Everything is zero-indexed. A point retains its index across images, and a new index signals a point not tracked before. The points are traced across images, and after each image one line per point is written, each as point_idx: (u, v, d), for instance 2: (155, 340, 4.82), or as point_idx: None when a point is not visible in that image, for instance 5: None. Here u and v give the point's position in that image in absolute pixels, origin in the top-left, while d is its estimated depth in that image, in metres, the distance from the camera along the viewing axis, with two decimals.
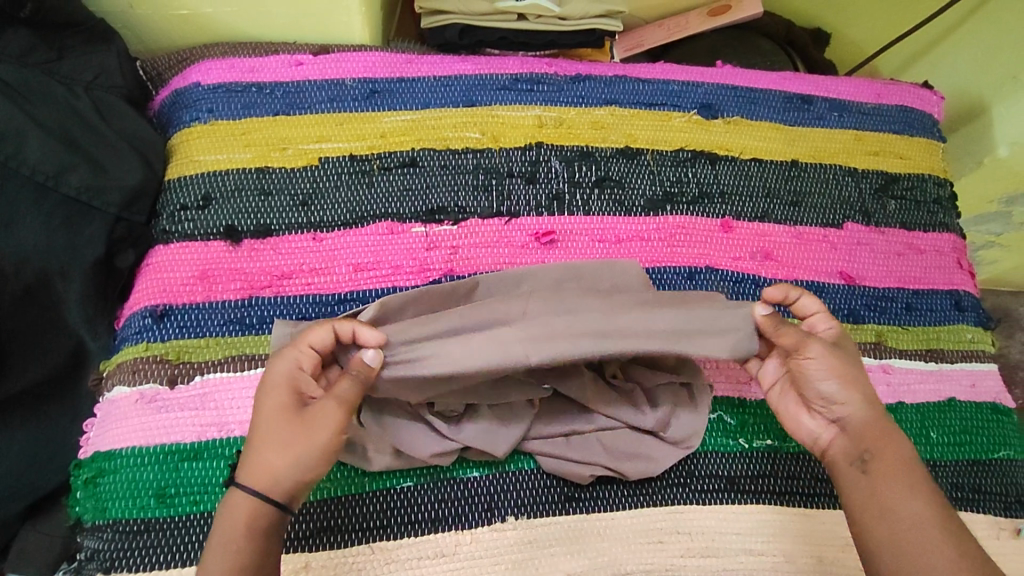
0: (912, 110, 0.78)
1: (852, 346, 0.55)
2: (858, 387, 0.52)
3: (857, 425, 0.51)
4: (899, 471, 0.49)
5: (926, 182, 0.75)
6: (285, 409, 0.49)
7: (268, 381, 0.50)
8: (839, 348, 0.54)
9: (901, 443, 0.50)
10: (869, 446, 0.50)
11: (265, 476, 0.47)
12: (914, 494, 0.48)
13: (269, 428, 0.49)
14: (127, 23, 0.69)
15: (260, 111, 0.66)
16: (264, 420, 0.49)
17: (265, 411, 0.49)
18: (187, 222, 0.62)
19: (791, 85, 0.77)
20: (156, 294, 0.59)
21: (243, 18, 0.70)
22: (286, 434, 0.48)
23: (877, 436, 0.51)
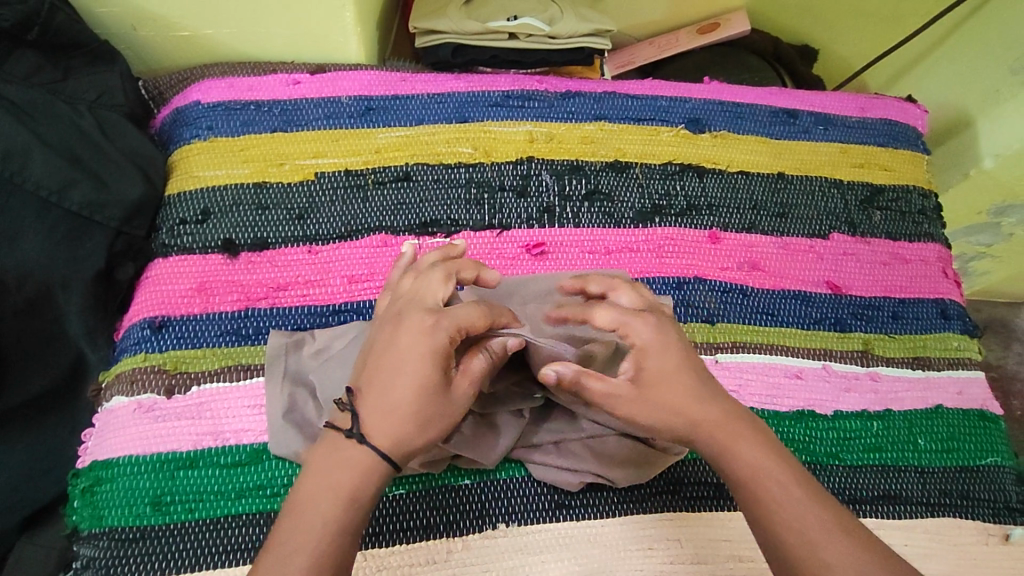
0: (895, 123, 0.80)
1: (663, 348, 0.50)
2: (693, 402, 0.49)
3: (709, 438, 0.49)
4: (758, 475, 0.47)
5: (911, 193, 0.76)
6: (434, 385, 0.47)
7: (410, 349, 0.47)
8: (645, 366, 0.49)
9: (760, 449, 0.48)
10: (729, 459, 0.48)
11: (401, 448, 0.46)
12: (780, 500, 0.46)
13: (413, 402, 0.46)
14: (130, 44, 0.71)
15: (259, 128, 0.68)
16: (402, 386, 0.46)
17: (405, 380, 0.46)
18: (186, 235, 0.64)
19: (776, 100, 0.79)
20: (155, 306, 0.61)
21: (242, 39, 0.72)
22: (430, 407, 0.46)
23: (731, 445, 0.48)
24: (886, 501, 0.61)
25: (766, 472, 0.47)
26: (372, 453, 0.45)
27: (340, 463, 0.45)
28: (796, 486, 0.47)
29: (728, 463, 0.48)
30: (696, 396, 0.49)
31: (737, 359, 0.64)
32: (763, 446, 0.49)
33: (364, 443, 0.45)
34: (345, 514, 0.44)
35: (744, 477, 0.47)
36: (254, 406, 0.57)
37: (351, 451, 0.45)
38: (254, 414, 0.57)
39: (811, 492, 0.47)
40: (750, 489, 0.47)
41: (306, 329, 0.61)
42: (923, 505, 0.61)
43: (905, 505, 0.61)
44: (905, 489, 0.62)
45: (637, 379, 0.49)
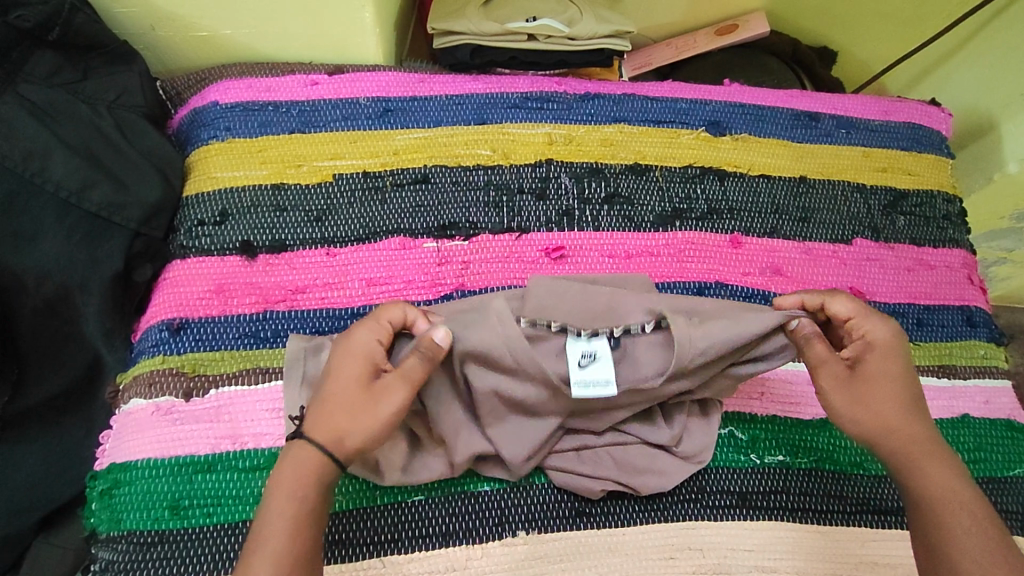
0: (919, 127, 0.78)
1: (899, 358, 0.52)
2: (900, 411, 0.50)
3: (897, 453, 0.50)
4: (945, 500, 0.47)
5: (935, 198, 0.75)
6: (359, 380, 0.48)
7: (348, 350, 0.50)
8: (865, 367, 0.52)
9: (957, 475, 0.48)
10: (914, 476, 0.49)
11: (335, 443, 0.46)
12: (971, 529, 0.46)
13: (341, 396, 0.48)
14: (147, 44, 0.71)
15: (276, 129, 0.68)
16: (338, 385, 0.48)
17: (341, 377, 0.48)
18: (203, 237, 0.63)
19: (798, 103, 0.78)
20: (172, 308, 0.60)
21: (259, 39, 0.72)
22: (364, 400, 0.48)
23: (918, 467, 0.49)
24: None
25: (957, 495, 0.47)
26: (316, 450, 0.46)
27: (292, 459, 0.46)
28: (987, 518, 0.46)
29: (916, 479, 0.48)
30: (906, 407, 0.50)
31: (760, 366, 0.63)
32: (955, 473, 0.48)
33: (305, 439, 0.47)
34: (295, 504, 0.44)
35: (925, 496, 0.48)
36: (272, 409, 0.57)
37: (297, 449, 0.46)
38: (273, 418, 0.57)
39: (997, 531, 0.46)
40: (935, 509, 0.47)
41: (324, 332, 0.60)
42: None
43: None
44: None
45: (851, 375, 0.52)
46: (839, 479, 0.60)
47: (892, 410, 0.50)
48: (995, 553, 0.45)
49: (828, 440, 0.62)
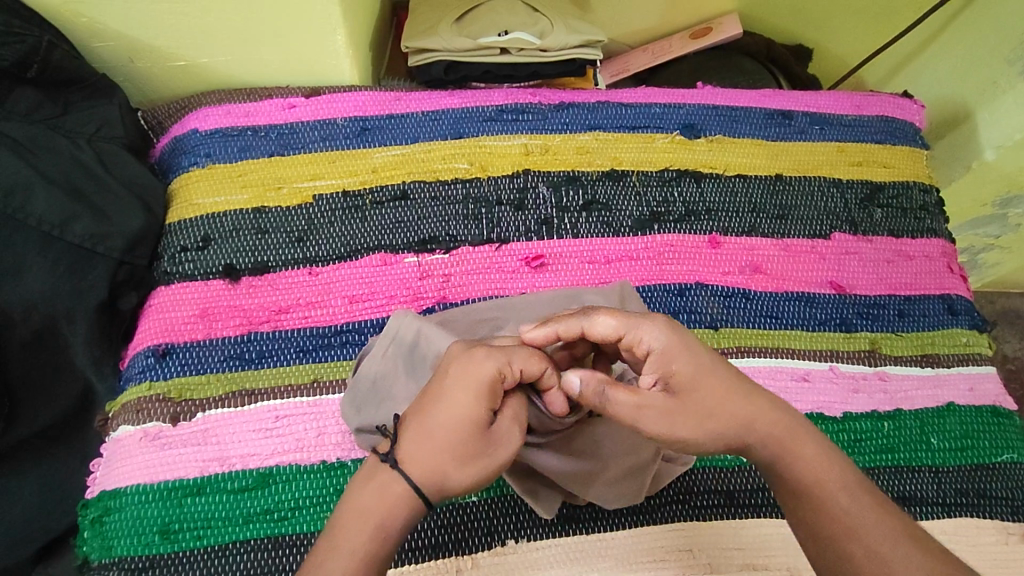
0: (892, 119, 0.79)
1: (688, 347, 0.48)
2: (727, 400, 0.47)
3: (764, 444, 0.47)
4: (817, 481, 0.46)
5: (912, 189, 0.76)
6: (480, 420, 0.44)
7: (464, 377, 0.45)
8: (671, 375, 0.47)
9: (823, 447, 0.47)
10: (786, 469, 0.46)
11: (432, 471, 0.43)
12: (850, 509, 0.44)
13: (447, 429, 0.44)
14: (127, 76, 0.72)
15: (255, 153, 0.69)
16: (444, 414, 0.44)
17: (460, 399, 0.44)
18: (187, 263, 0.64)
19: (771, 102, 0.79)
20: (157, 334, 0.61)
21: (236, 66, 0.73)
22: (466, 440, 0.44)
23: (787, 450, 0.47)
24: (901, 503, 0.60)
25: (830, 476, 0.46)
26: (406, 483, 0.43)
27: (378, 486, 0.44)
28: (863, 489, 0.46)
29: (789, 472, 0.46)
30: (739, 397, 0.47)
31: (743, 364, 0.64)
32: (825, 447, 0.47)
33: (396, 473, 0.44)
34: (374, 542, 0.42)
35: (799, 491, 0.46)
36: (259, 430, 0.57)
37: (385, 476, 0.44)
38: (260, 439, 0.57)
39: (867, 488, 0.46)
40: (816, 492, 0.45)
41: (309, 351, 0.61)
42: (939, 505, 0.60)
43: (919, 506, 0.60)
44: (918, 489, 0.61)
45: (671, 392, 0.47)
46: None
47: (727, 407, 0.47)
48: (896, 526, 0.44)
49: None
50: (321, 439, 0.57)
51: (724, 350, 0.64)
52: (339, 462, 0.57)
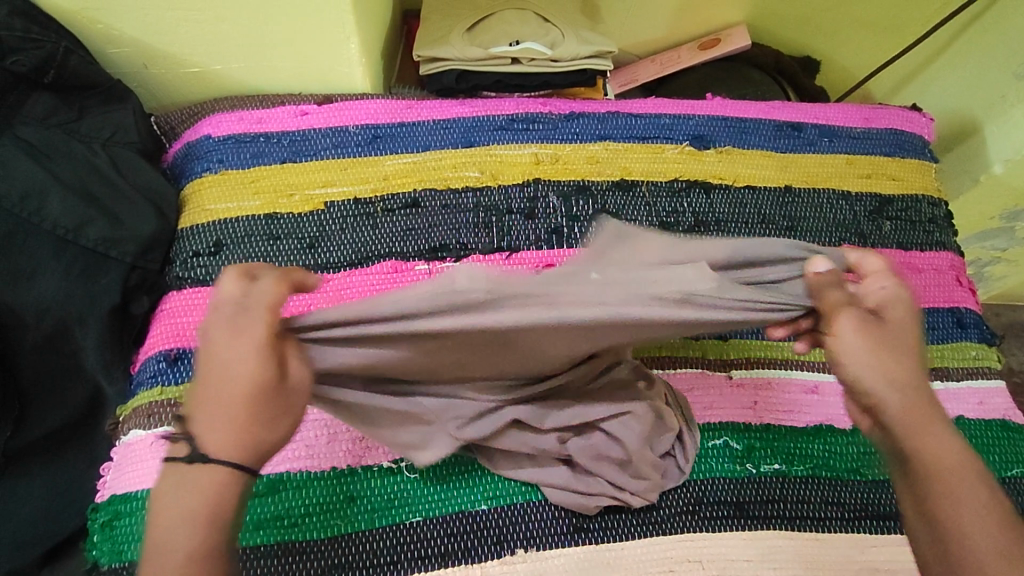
0: (902, 132, 0.79)
1: (911, 306, 0.48)
2: (897, 361, 0.46)
3: (900, 417, 0.45)
4: (954, 469, 0.44)
5: (921, 202, 0.76)
6: (266, 381, 0.42)
7: (235, 344, 0.42)
8: (888, 315, 0.47)
9: (950, 434, 0.45)
10: (911, 446, 0.45)
11: (231, 446, 0.41)
12: (965, 499, 0.43)
13: (237, 399, 0.41)
14: (141, 83, 0.73)
15: (268, 160, 0.69)
16: (224, 388, 0.42)
17: (236, 370, 0.42)
18: (199, 268, 0.64)
19: (781, 114, 0.79)
20: (168, 339, 0.61)
21: (250, 74, 0.73)
22: (264, 405, 0.42)
23: (922, 432, 0.45)
24: None
25: (950, 462, 0.44)
26: (224, 469, 0.41)
27: (180, 484, 0.41)
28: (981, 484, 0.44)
29: (912, 451, 0.45)
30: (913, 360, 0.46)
31: (753, 375, 0.64)
32: (953, 438, 0.45)
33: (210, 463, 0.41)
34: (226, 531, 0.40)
35: (923, 467, 0.44)
36: None
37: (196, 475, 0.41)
38: None
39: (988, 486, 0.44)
40: (936, 479, 0.44)
41: None
42: None
43: None
44: None
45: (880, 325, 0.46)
46: (836, 486, 0.60)
47: (899, 362, 0.46)
48: (1002, 526, 0.42)
49: (823, 448, 0.62)
50: (332, 446, 0.57)
51: (733, 361, 0.65)
52: (348, 469, 0.57)
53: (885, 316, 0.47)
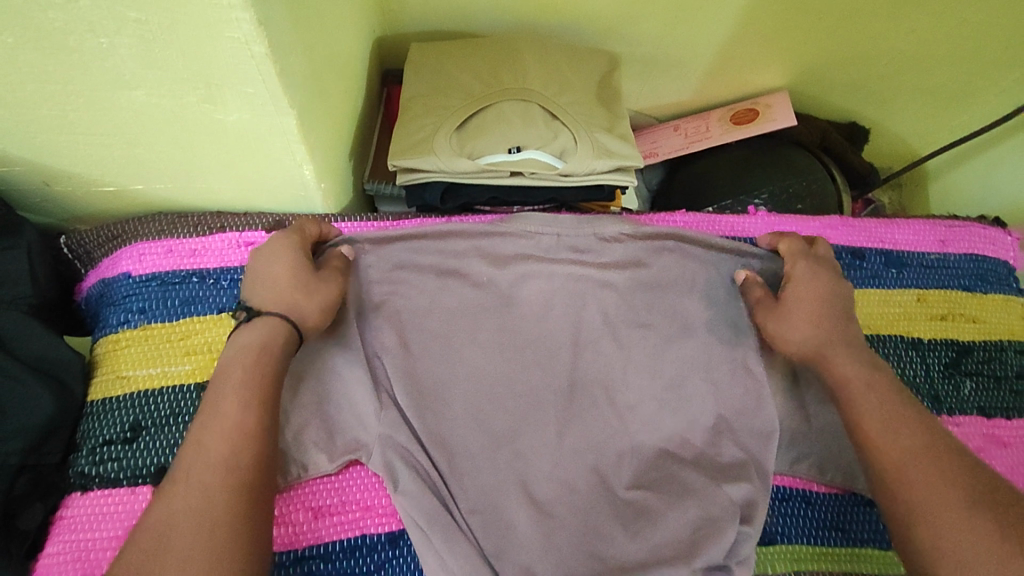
0: (982, 259, 0.66)
1: (827, 276, 0.55)
2: (829, 324, 0.53)
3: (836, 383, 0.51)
4: (908, 461, 0.44)
5: (1005, 352, 0.62)
6: (292, 262, 0.50)
7: (273, 245, 0.51)
8: (795, 292, 0.55)
9: (914, 425, 0.46)
10: (854, 416, 0.48)
11: (278, 300, 0.48)
12: (930, 479, 0.43)
13: (276, 277, 0.49)
14: (45, 198, 0.58)
15: (202, 309, 0.56)
16: (269, 265, 0.50)
17: (269, 260, 0.50)
18: (109, 461, 0.51)
19: (838, 236, 0.65)
20: (68, 567, 0.48)
21: (179, 192, 0.58)
22: (292, 279, 0.49)
23: (855, 398, 0.49)
24: None
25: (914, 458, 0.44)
26: (270, 320, 0.47)
27: (241, 335, 0.47)
28: (959, 483, 0.42)
29: (871, 449, 0.46)
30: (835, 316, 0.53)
31: None
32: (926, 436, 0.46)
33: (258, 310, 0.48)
34: (243, 402, 0.43)
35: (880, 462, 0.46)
36: None
37: (252, 326, 0.47)
38: None
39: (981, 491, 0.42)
40: (903, 484, 0.44)
41: None
42: None
43: None
44: None
45: (777, 307, 0.55)
46: None
47: (823, 321, 0.53)
48: (991, 536, 0.39)
49: None
50: None
51: None
52: None
53: (787, 291, 0.55)
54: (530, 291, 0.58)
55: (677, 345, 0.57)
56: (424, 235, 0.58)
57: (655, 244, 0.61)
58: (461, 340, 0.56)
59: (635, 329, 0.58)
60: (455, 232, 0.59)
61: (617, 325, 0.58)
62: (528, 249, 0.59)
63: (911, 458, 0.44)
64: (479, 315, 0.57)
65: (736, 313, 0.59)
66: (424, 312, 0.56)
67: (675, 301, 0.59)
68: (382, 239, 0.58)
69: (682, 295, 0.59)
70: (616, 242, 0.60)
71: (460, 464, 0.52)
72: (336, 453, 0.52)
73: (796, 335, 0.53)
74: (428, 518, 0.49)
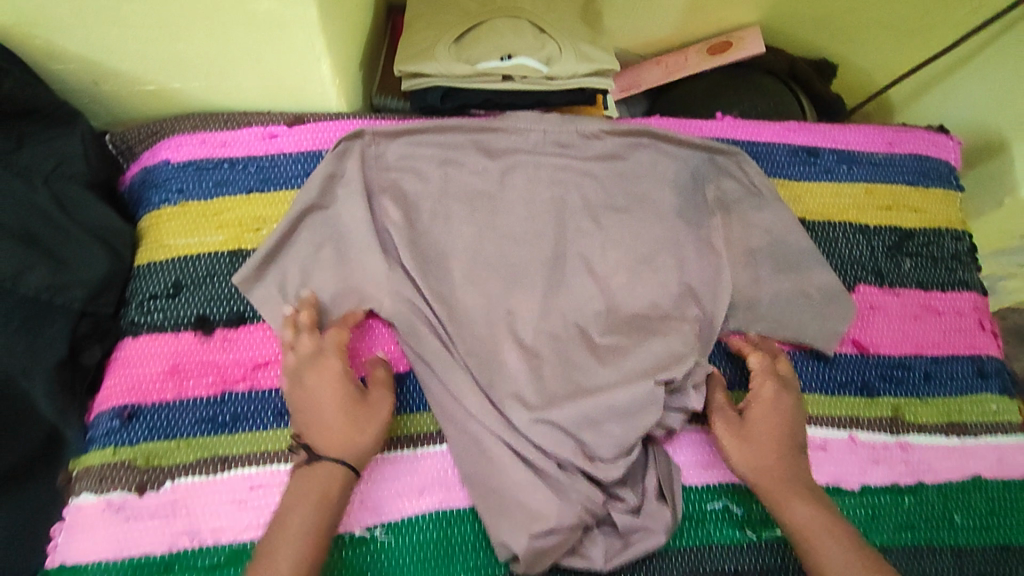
0: (927, 158, 0.73)
1: (789, 416, 0.58)
2: (777, 457, 0.56)
3: (768, 490, 0.55)
4: (816, 530, 0.51)
5: (943, 237, 0.70)
6: (346, 403, 0.54)
7: (319, 394, 0.54)
8: (753, 423, 0.57)
9: (817, 509, 0.53)
10: (785, 513, 0.53)
11: (338, 447, 0.52)
12: (832, 554, 0.50)
13: (333, 425, 0.53)
14: (90, 98, 0.66)
15: (233, 189, 0.64)
16: (327, 415, 0.53)
17: (321, 388, 0.54)
18: (156, 312, 0.59)
19: (797, 137, 0.72)
20: (124, 393, 0.56)
21: (210, 91, 0.66)
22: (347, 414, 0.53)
23: (784, 496, 0.54)
24: None
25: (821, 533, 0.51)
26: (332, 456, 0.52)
27: (305, 473, 0.51)
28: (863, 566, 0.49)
29: (780, 512, 0.54)
30: (784, 452, 0.56)
31: None
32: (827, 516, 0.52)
33: (324, 460, 0.52)
34: (314, 513, 0.49)
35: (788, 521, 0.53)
36: (233, 502, 0.54)
37: (317, 462, 0.52)
38: (234, 512, 0.54)
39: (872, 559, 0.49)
40: (805, 536, 0.51)
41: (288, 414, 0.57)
42: None
43: None
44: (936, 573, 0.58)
45: (737, 422, 0.58)
46: None
47: (778, 458, 0.56)
48: None
49: None
50: None
51: None
52: None
53: (750, 410, 0.58)
54: (517, 182, 0.65)
55: (649, 226, 0.64)
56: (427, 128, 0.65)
57: (631, 138, 0.68)
58: (458, 219, 0.63)
59: (615, 214, 0.65)
60: (453, 126, 0.66)
61: (597, 209, 0.65)
62: (519, 140, 0.66)
63: (816, 524, 0.52)
64: (476, 194, 0.64)
65: (701, 198, 0.66)
66: (428, 195, 0.64)
67: (650, 182, 0.66)
68: (389, 134, 0.64)
69: (654, 183, 0.66)
70: (600, 135, 0.67)
71: (460, 320, 0.60)
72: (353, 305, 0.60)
73: (743, 462, 0.56)
74: (434, 354, 0.58)
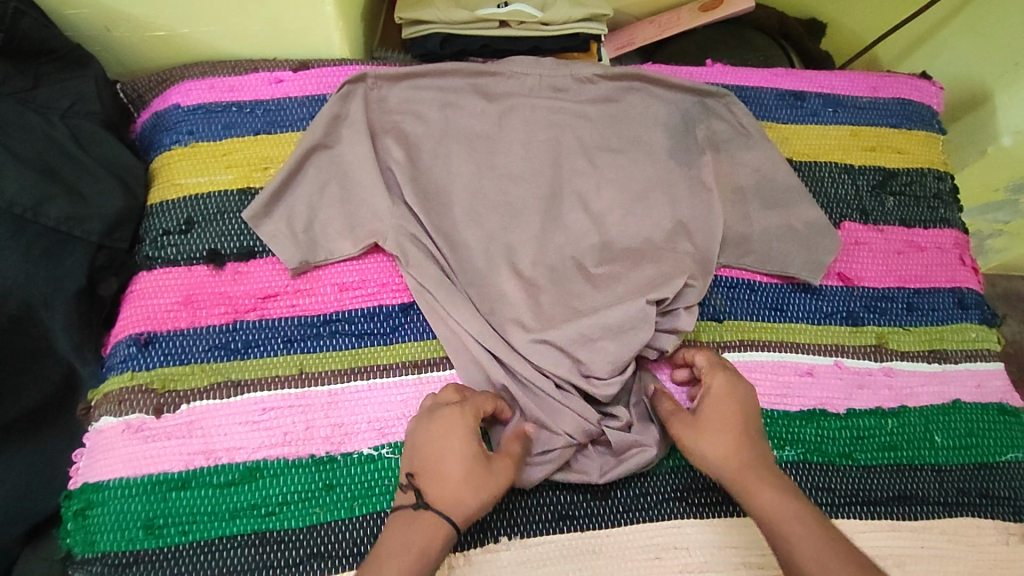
0: (909, 102, 0.76)
1: (742, 404, 0.56)
2: (737, 445, 0.53)
3: (736, 478, 0.52)
4: (782, 511, 0.49)
5: (925, 176, 0.73)
6: (474, 458, 0.50)
7: (447, 429, 0.51)
8: (706, 411, 0.55)
9: (786, 490, 0.50)
10: (753, 502, 0.51)
11: (453, 500, 0.48)
12: (802, 536, 0.47)
13: (457, 472, 0.49)
14: (103, 46, 0.68)
15: (240, 131, 0.66)
16: (450, 461, 0.50)
17: (450, 451, 0.50)
18: (169, 247, 0.61)
19: (783, 82, 0.75)
20: (140, 322, 0.59)
21: (218, 38, 0.68)
22: (471, 468, 0.50)
23: (751, 490, 0.51)
24: (900, 502, 0.60)
25: (787, 510, 0.49)
26: (440, 520, 0.48)
27: (408, 525, 0.48)
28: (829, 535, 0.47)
29: (751, 505, 0.51)
30: (748, 450, 0.53)
31: (744, 358, 0.63)
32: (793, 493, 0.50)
33: (429, 510, 0.48)
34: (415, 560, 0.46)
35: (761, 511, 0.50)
36: (246, 423, 0.57)
37: (421, 518, 0.48)
38: (248, 432, 0.57)
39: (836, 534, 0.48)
40: (773, 524, 0.49)
41: (297, 341, 0.60)
42: (940, 504, 0.61)
43: (920, 505, 0.60)
44: (919, 488, 0.61)
45: (692, 420, 0.55)
46: (828, 472, 0.60)
47: (738, 449, 0.53)
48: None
49: (815, 432, 0.62)
50: (310, 433, 0.57)
51: (727, 343, 0.64)
52: (329, 456, 0.57)
53: (702, 407, 0.56)
54: (515, 123, 0.67)
55: (642, 165, 0.67)
56: (427, 73, 0.67)
57: (624, 82, 0.70)
58: (458, 158, 0.65)
59: (611, 155, 0.67)
60: (449, 69, 0.67)
61: (591, 149, 0.67)
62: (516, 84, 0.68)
63: (785, 507, 0.49)
64: (475, 134, 0.66)
65: (692, 138, 0.68)
66: (430, 136, 0.66)
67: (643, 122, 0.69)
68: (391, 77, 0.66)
69: (647, 125, 0.68)
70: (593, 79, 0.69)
71: (462, 254, 0.62)
72: (359, 239, 0.62)
73: (707, 457, 0.53)
74: (439, 284, 0.60)
